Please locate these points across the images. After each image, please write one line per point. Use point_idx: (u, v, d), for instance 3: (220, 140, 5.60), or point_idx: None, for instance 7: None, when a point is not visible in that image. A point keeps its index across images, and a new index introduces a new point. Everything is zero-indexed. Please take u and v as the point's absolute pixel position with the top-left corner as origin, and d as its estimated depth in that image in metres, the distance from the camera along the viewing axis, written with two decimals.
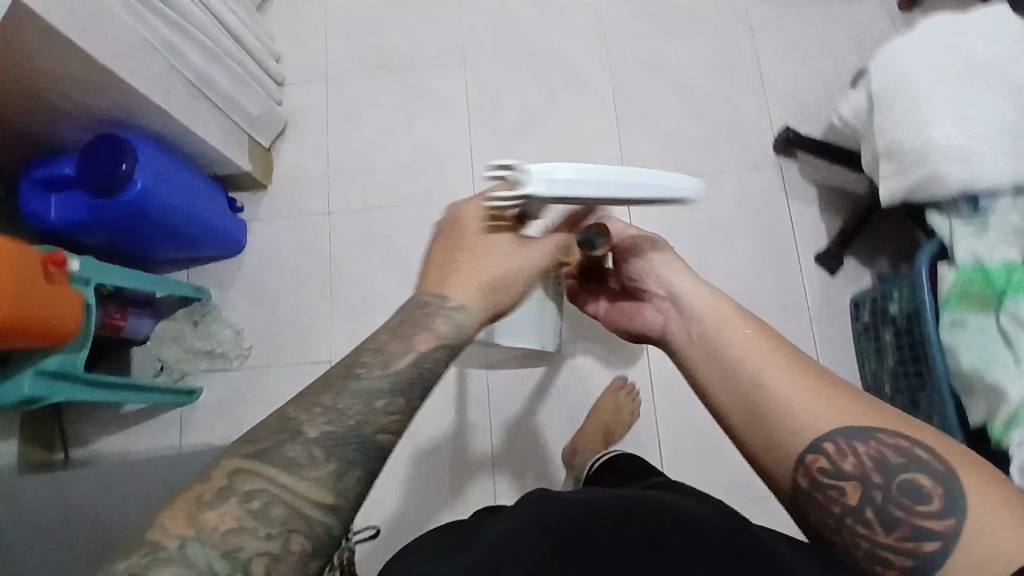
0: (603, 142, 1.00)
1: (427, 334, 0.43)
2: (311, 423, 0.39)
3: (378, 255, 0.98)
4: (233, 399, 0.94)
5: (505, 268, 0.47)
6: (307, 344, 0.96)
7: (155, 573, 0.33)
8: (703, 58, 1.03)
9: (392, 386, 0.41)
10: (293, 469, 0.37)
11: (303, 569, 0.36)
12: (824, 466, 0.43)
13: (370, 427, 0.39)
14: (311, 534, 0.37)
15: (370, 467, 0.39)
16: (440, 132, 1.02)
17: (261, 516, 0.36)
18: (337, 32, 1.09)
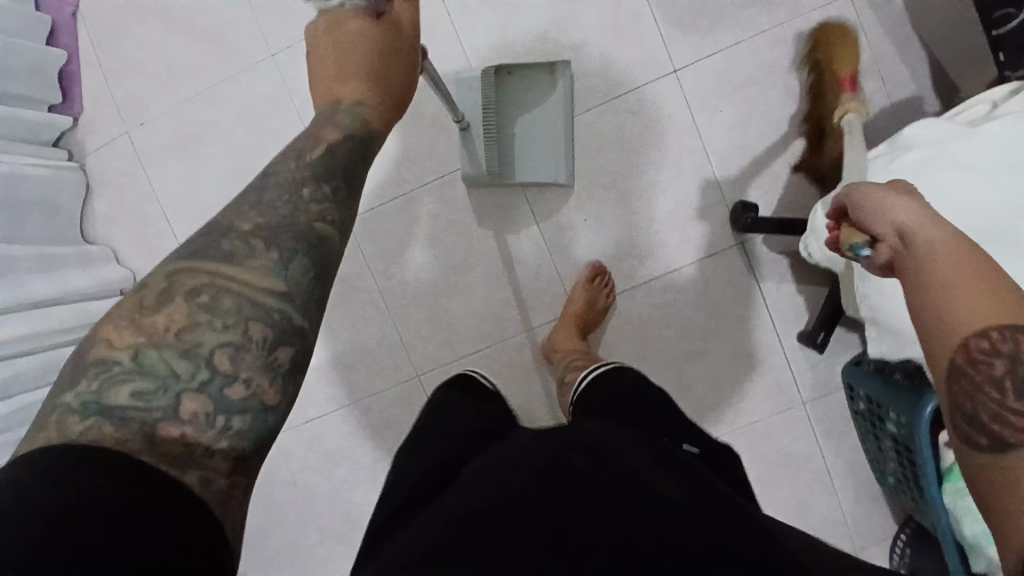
0: (573, 235, 1.11)
1: (332, 128, 0.58)
2: (244, 223, 0.51)
3: (374, 366, 1.15)
4: (308, 496, 1.18)
5: (381, 63, 0.61)
6: (351, 404, 1.16)
7: (120, 387, 0.44)
8: (615, 124, 1.09)
9: (310, 175, 0.55)
10: (232, 265, 0.49)
11: (266, 351, 0.47)
12: (982, 347, 0.46)
13: (301, 219, 0.52)
14: (265, 321, 0.48)
15: (304, 254, 0.51)
16: (382, 255, 1.14)
17: (208, 311, 0.47)
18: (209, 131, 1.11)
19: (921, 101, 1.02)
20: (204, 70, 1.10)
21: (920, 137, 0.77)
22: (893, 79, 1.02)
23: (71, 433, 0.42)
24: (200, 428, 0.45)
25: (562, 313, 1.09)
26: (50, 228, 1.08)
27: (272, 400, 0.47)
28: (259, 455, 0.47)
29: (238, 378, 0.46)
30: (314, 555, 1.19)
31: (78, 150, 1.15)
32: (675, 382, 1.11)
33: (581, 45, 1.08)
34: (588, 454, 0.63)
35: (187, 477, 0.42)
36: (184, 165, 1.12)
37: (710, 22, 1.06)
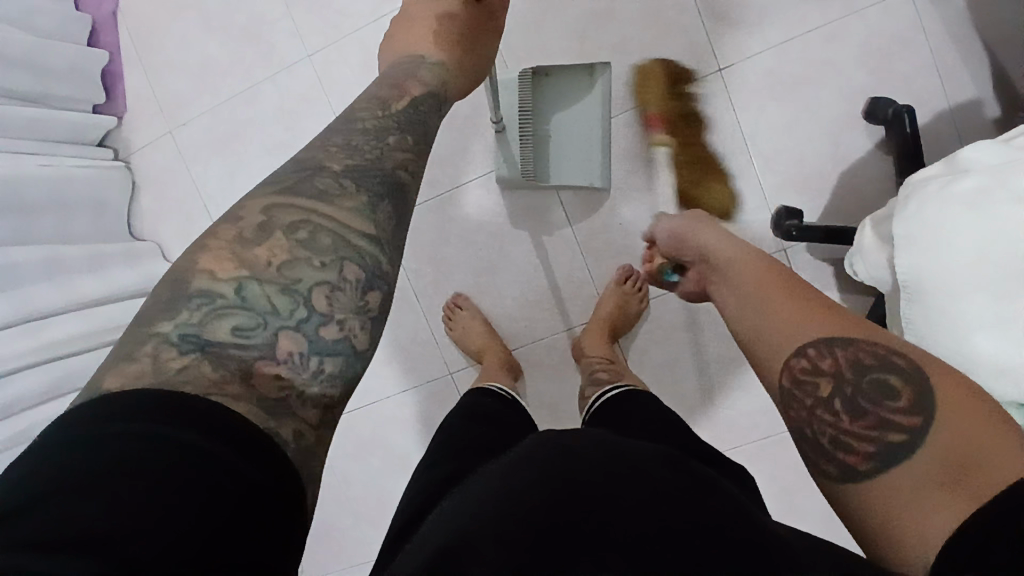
0: (608, 236, 1.09)
1: (416, 83, 0.72)
2: (335, 163, 0.57)
3: (407, 362, 1.18)
4: (343, 485, 1.22)
5: (465, 36, 0.82)
6: (384, 399, 1.19)
7: (224, 317, 0.48)
8: (654, 123, 1.06)
9: (396, 126, 0.64)
10: (326, 205, 0.54)
11: (358, 289, 0.52)
12: (806, 366, 0.49)
13: (389, 163, 0.60)
14: (359, 262, 0.53)
15: (388, 199, 0.58)
16: (416, 252, 1.15)
17: (307, 249, 0.52)
18: (249, 132, 1.13)
19: (982, 103, 0.97)
20: (245, 70, 1.12)
21: (974, 161, 0.73)
22: (951, 81, 0.97)
23: (171, 364, 0.45)
24: (295, 369, 0.49)
25: (593, 315, 1.08)
26: (95, 225, 1.12)
27: (361, 344, 0.52)
28: (344, 400, 0.51)
29: (332, 319, 0.51)
30: (351, 540, 1.23)
31: (123, 149, 1.19)
32: (707, 387, 1.10)
33: (622, 39, 1.05)
34: (605, 447, 0.65)
35: (282, 428, 0.46)
36: (223, 162, 1.14)
37: (756, 18, 1.02)
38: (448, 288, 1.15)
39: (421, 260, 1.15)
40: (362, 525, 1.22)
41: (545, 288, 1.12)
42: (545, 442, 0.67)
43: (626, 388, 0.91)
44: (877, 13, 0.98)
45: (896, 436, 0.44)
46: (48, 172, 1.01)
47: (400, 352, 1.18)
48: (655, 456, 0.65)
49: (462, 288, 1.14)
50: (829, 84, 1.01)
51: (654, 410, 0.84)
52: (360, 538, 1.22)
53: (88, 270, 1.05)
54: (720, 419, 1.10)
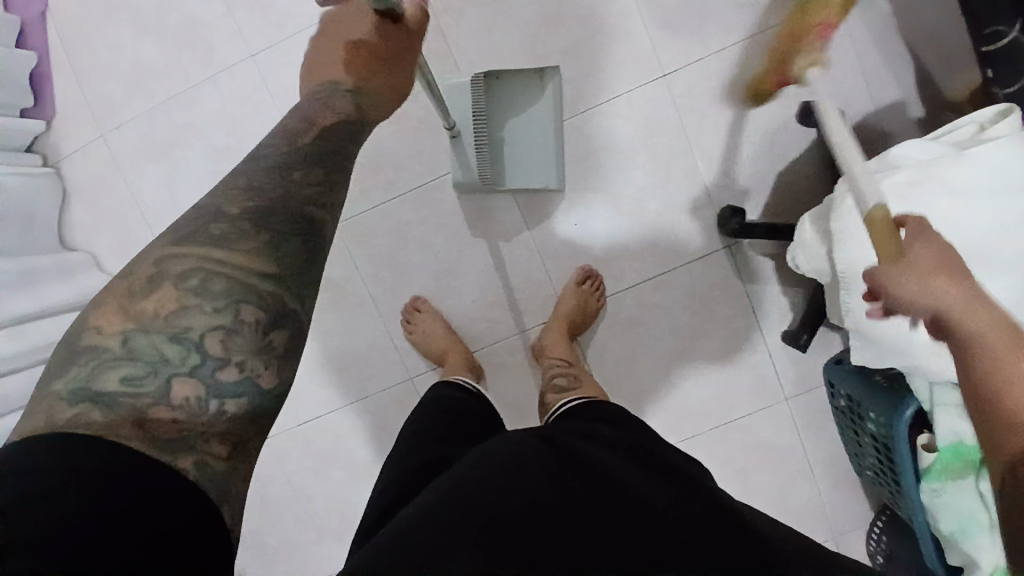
0: (563, 236, 1.11)
1: (330, 114, 0.66)
2: (234, 206, 0.54)
3: (367, 368, 1.16)
4: (303, 497, 1.20)
5: (371, 59, 0.71)
6: (343, 406, 1.17)
7: (114, 368, 0.47)
8: (605, 125, 1.09)
9: (305, 159, 0.60)
10: (220, 249, 0.52)
11: (255, 330, 0.51)
12: None
13: (296, 199, 0.57)
14: (259, 304, 0.51)
15: (297, 235, 0.55)
16: (373, 257, 1.14)
17: (199, 295, 0.51)
18: (191, 135, 1.09)
19: (902, 106, 1.05)
20: (184, 71, 1.08)
21: (908, 157, 0.79)
22: (876, 85, 1.05)
23: (59, 418, 0.44)
24: (192, 413, 0.48)
25: (553, 313, 1.10)
26: (23, 238, 1.05)
27: (267, 382, 0.51)
28: (254, 435, 0.51)
29: (230, 361, 0.50)
30: (313, 553, 1.21)
31: (52, 155, 1.12)
32: (663, 379, 1.14)
33: (571, 42, 1.08)
34: (583, 471, 0.66)
35: (181, 462, 0.45)
36: (163, 167, 1.10)
37: (697, 23, 1.06)
38: (407, 291, 1.14)
39: (379, 264, 1.14)
40: (325, 535, 1.20)
41: (503, 290, 1.13)
42: (514, 454, 0.68)
43: (587, 399, 0.92)
44: None
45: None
46: None
47: (359, 358, 1.16)
48: (615, 469, 0.67)
49: (420, 291, 1.14)
50: None
51: (614, 414, 0.86)
52: (323, 548, 1.20)
53: (17, 288, 1.00)
54: (675, 409, 1.15)
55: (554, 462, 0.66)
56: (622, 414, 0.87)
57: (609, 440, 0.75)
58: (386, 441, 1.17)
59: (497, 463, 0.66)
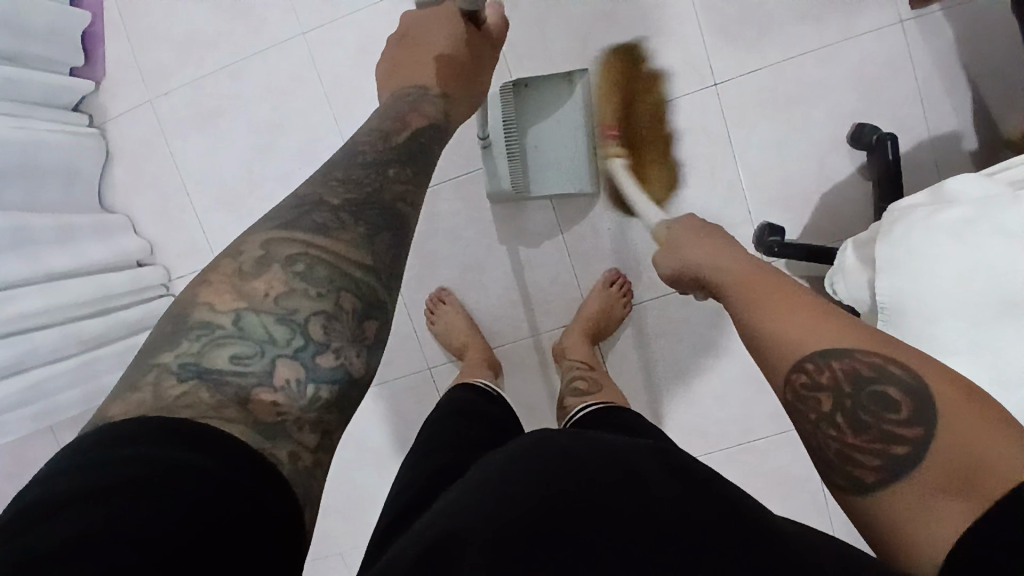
0: (595, 241, 1.10)
1: (418, 114, 0.73)
2: (334, 197, 0.57)
3: (385, 354, 1.17)
4: None
5: (460, 58, 0.81)
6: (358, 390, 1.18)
7: (223, 346, 0.48)
8: (648, 132, 1.07)
9: (394, 157, 0.64)
10: (324, 236, 0.54)
11: (353, 316, 0.52)
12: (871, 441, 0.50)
13: (387, 195, 0.60)
14: (356, 292, 0.53)
15: (389, 230, 0.57)
16: None
17: (303, 278, 0.51)
18: (235, 108, 1.09)
19: (959, 137, 1.01)
20: (236, 43, 1.08)
21: (960, 192, 0.76)
22: (932, 113, 1.02)
23: (168, 394, 0.45)
24: (291, 397, 0.48)
25: (576, 316, 1.09)
26: (63, 197, 1.07)
27: (360, 372, 0.51)
28: (341, 426, 0.51)
29: (329, 347, 0.50)
30: (315, 532, 1.22)
31: (99, 116, 1.14)
32: (682, 395, 1.12)
33: (623, 44, 1.06)
34: (611, 472, 0.65)
35: (277, 453, 0.45)
36: (206, 138, 1.11)
37: (755, 34, 1.04)
38: (432, 281, 1.14)
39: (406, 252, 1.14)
40: (329, 514, 1.21)
41: (530, 289, 1.12)
42: (539, 456, 0.68)
43: (603, 405, 0.92)
44: (871, 39, 1.01)
45: (903, 449, 0.47)
46: (17, 135, 0.96)
47: None
48: (646, 472, 0.66)
49: (446, 282, 1.14)
50: (821, 105, 1.04)
51: (632, 424, 0.85)
52: (325, 526, 1.21)
53: (58, 242, 1.01)
54: (692, 425, 1.13)
55: (578, 463, 0.66)
56: (637, 420, 0.86)
57: (640, 446, 0.75)
58: (396, 429, 1.17)
59: (520, 467, 0.66)
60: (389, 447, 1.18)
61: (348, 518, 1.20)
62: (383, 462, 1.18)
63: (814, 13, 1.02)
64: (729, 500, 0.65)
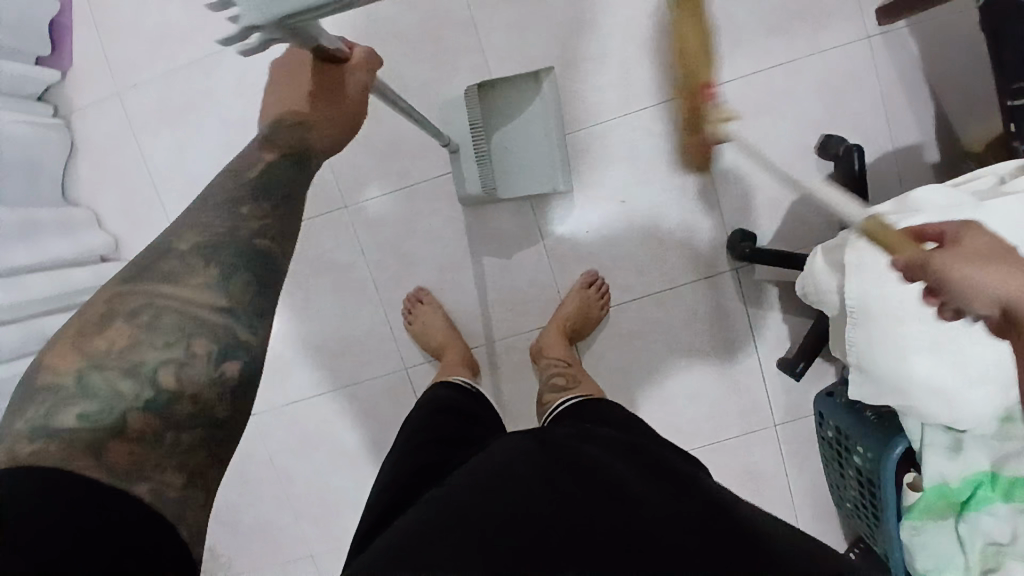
0: (573, 243, 1.11)
1: (271, 149, 0.66)
2: (184, 242, 0.59)
3: (361, 354, 1.15)
4: (283, 476, 1.19)
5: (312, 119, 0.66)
6: (334, 391, 1.16)
7: (72, 402, 0.50)
8: (626, 137, 1.09)
9: (250, 190, 0.62)
10: (171, 283, 0.56)
11: (205, 360, 0.54)
12: None
13: (241, 232, 0.60)
14: (208, 336, 0.55)
15: (245, 266, 0.58)
16: (380, 243, 1.13)
17: (149, 330, 0.54)
18: (208, 101, 1.07)
19: (920, 149, 1.06)
20: (208, 36, 1.06)
21: (927, 201, 0.80)
22: (896, 125, 1.06)
23: (22, 453, 0.47)
24: (148, 447, 0.51)
25: (554, 314, 1.10)
26: (25, 192, 1.03)
27: (224, 414, 0.54)
28: (213, 462, 0.53)
29: (183, 394, 0.53)
30: (288, 534, 1.20)
31: (64, 106, 1.10)
32: (656, 395, 1.14)
33: (603, 49, 1.08)
34: (573, 472, 0.67)
35: (137, 490, 0.48)
36: (177, 131, 1.08)
37: (731, 44, 1.07)
38: (409, 281, 1.14)
39: (384, 252, 1.13)
40: (303, 515, 1.20)
41: (507, 288, 1.13)
42: (496, 458, 0.70)
43: (583, 398, 0.93)
44: (839, 52, 1.05)
45: None
46: None
47: (354, 343, 1.15)
48: (605, 465, 0.68)
49: (424, 282, 1.14)
50: (793, 114, 1.07)
51: (606, 416, 0.87)
52: (299, 528, 1.20)
53: (20, 237, 0.97)
54: (665, 424, 1.15)
55: (540, 463, 0.69)
56: (614, 412, 0.88)
57: (609, 442, 0.76)
58: (371, 429, 1.16)
59: (479, 471, 0.68)
60: (364, 448, 1.17)
61: (323, 519, 1.19)
62: (357, 463, 1.17)
63: (785, 25, 1.06)
64: (693, 488, 0.67)
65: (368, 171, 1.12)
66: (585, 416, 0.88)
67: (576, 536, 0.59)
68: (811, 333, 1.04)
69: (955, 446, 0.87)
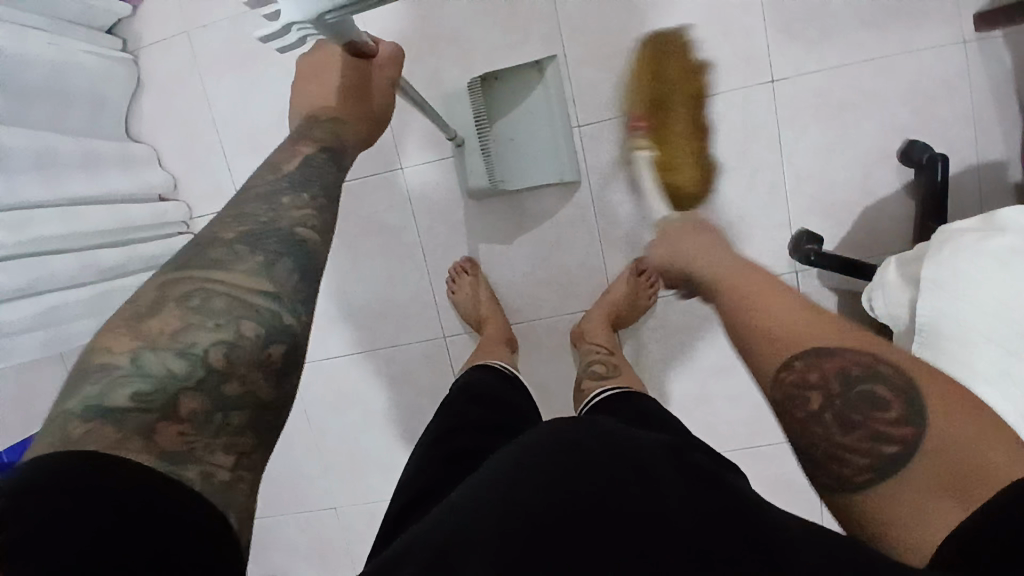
0: (627, 229, 1.08)
1: (308, 142, 0.70)
2: (231, 231, 0.57)
3: (401, 319, 1.15)
4: (314, 430, 1.21)
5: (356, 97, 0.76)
6: (371, 352, 1.17)
7: (122, 383, 0.47)
8: None
9: (292, 184, 0.64)
10: (220, 270, 0.54)
11: (255, 344, 0.52)
12: (877, 424, 0.51)
13: (287, 222, 0.59)
14: (258, 320, 0.52)
15: (292, 256, 0.57)
16: (432, 209, 1.11)
17: (201, 312, 0.51)
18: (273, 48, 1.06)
19: (1005, 166, 1.00)
20: None
21: (1014, 223, 0.75)
22: (984, 137, 0.99)
23: (72, 434, 0.44)
24: (199, 426, 0.48)
25: (599, 299, 1.07)
26: (88, 125, 1.04)
27: (267, 398, 0.52)
28: (259, 448, 0.51)
29: (233, 376, 0.50)
30: (314, 485, 1.23)
31: (132, 41, 1.10)
32: (695, 392, 1.12)
33: (681, 27, 1.03)
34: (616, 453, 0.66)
35: (187, 473, 0.45)
36: (240, 76, 1.07)
37: (819, 33, 1.00)
38: (457, 250, 1.12)
39: (434, 218, 1.12)
40: (330, 470, 1.22)
41: (554, 268, 1.11)
42: (540, 438, 0.69)
43: (620, 389, 0.91)
44: (935, 52, 0.99)
45: (894, 448, 0.50)
46: (47, 51, 0.92)
47: (395, 307, 1.15)
48: (646, 454, 0.67)
49: (471, 253, 1.12)
50: (875, 114, 1.01)
51: (637, 407, 0.85)
52: (325, 481, 1.22)
53: (81, 168, 0.98)
54: (700, 421, 1.13)
55: (586, 442, 0.67)
56: (648, 404, 0.87)
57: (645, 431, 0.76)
58: (404, 394, 1.17)
59: (522, 452, 0.67)
60: (396, 411, 1.18)
61: (350, 476, 1.21)
62: (388, 424, 1.18)
63: (881, 17, 0.99)
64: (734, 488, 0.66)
65: (426, 134, 1.10)
66: (619, 410, 0.85)
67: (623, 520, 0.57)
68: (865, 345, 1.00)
69: None
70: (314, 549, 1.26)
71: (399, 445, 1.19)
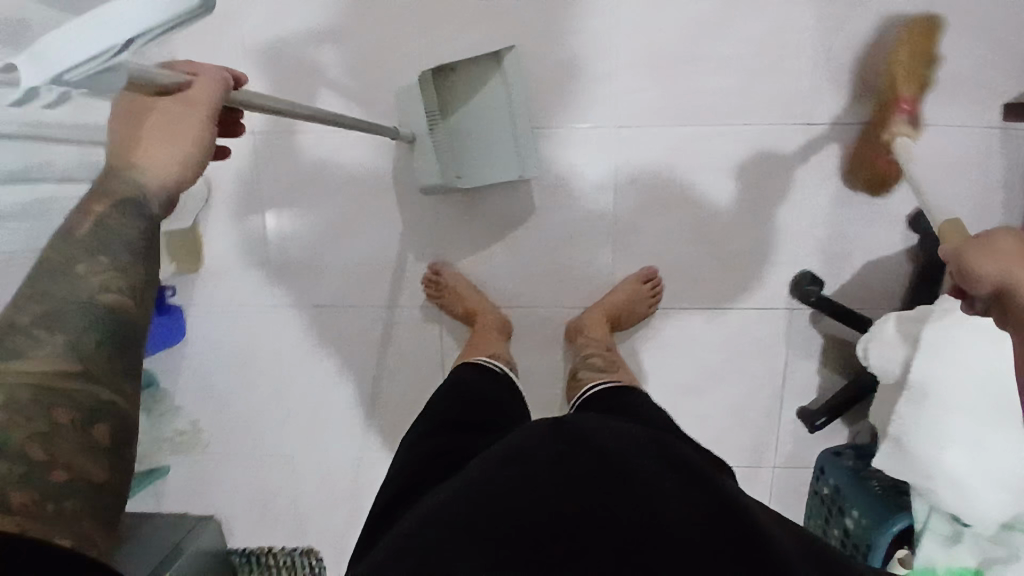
0: (641, 238, 1.09)
1: (104, 199, 0.59)
2: (22, 313, 0.55)
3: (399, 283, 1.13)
4: (284, 376, 1.18)
5: (163, 147, 0.60)
6: (359, 310, 1.14)
7: None
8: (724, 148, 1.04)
9: (93, 247, 0.57)
10: (17, 361, 0.53)
11: (82, 425, 0.54)
12: None
13: (90, 293, 0.56)
14: (71, 403, 0.54)
15: (99, 329, 0.56)
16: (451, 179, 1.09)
17: (11, 406, 0.52)
18: None
19: None
20: None
21: None
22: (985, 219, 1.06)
23: None
24: (33, 516, 0.50)
25: (602, 298, 1.09)
26: None
27: (101, 476, 0.54)
28: (95, 520, 0.53)
29: (58, 462, 0.52)
30: (275, 431, 1.21)
31: None
32: (672, 406, 1.15)
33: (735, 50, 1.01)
34: (592, 450, 0.65)
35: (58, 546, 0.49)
36: None
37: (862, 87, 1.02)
38: (470, 225, 1.11)
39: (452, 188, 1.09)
40: (295, 418, 1.20)
41: (562, 262, 1.11)
42: (509, 438, 0.68)
43: (616, 383, 0.94)
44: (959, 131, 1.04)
45: None
46: None
47: (394, 271, 1.13)
48: (622, 446, 0.67)
49: (483, 231, 1.11)
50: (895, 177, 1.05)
51: (632, 401, 0.88)
52: (287, 428, 1.21)
53: None
54: None
55: (559, 442, 0.66)
56: (636, 399, 0.89)
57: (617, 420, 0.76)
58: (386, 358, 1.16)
59: (492, 453, 0.67)
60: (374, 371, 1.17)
61: (317, 426, 1.20)
62: (365, 383, 1.17)
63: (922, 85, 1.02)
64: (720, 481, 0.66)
65: None
66: (614, 402, 0.88)
67: (598, 530, 0.58)
68: (845, 389, 1.05)
69: (952, 536, 0.89)
70: (261, 494, 1.25)
71: (370, 406, 1.18)
